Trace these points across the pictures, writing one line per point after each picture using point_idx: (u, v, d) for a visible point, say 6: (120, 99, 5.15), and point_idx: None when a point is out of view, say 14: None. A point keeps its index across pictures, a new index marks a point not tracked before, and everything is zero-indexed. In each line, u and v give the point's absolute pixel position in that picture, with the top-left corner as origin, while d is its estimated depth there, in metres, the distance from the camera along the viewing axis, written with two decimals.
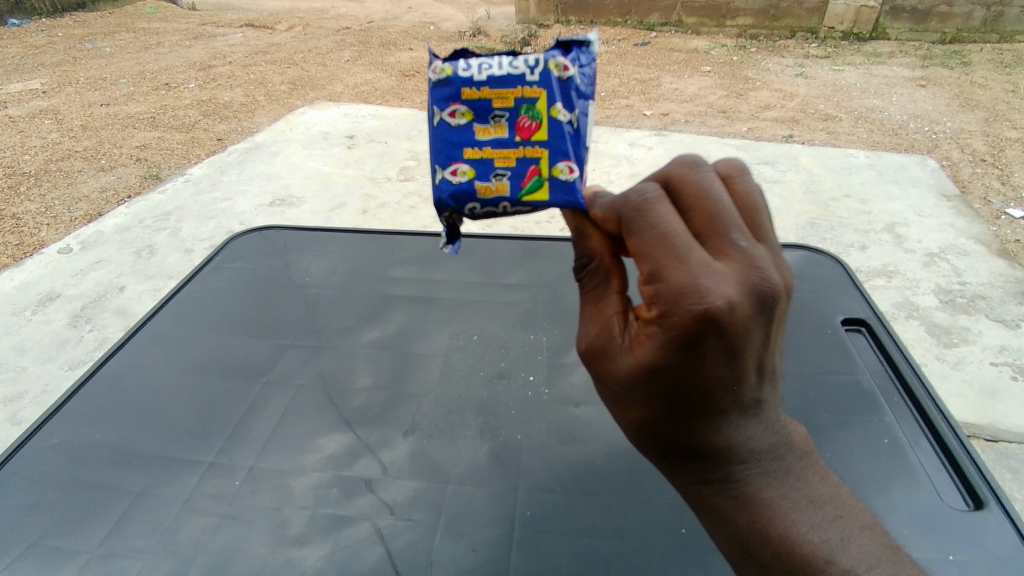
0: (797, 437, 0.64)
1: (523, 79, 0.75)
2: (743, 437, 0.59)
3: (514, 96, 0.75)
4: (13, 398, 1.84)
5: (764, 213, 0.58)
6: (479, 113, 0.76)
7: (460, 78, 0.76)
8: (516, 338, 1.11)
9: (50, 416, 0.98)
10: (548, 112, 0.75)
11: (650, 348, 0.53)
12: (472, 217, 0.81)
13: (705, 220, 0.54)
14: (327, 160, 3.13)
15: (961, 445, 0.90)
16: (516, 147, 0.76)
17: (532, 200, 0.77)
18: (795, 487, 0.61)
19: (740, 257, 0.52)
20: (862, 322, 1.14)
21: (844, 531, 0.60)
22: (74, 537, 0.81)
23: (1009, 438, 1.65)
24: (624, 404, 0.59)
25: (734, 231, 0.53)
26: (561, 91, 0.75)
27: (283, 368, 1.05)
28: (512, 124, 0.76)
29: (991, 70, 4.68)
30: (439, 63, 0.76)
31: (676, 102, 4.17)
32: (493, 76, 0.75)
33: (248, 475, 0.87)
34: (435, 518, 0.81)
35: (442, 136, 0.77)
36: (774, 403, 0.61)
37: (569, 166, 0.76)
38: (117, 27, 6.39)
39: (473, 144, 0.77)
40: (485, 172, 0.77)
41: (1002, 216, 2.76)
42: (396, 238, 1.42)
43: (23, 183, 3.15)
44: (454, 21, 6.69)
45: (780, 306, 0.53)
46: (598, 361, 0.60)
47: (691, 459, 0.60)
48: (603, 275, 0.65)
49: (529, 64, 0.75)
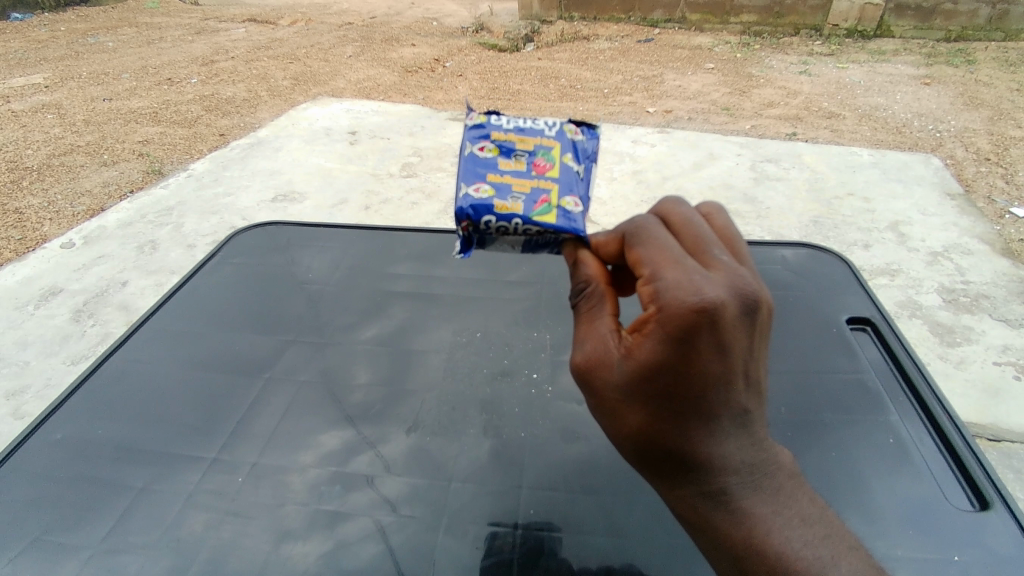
0: (786, 458, 0.64)
1: (543, 132, 0.85)
2: (735, 449, 0.59)
3: (534, 143, 0.84)
4: (15, 393, 1.84)
5: (741, 243, 0.63)
6: (504, 151, 0.83)
7: (494, 124, 0.84)
8: (519, 335, 1.10)
9: (50, 412, 0.98)
10: (560, 159, 0.83)
11: (648, 346, 0.54)
12: (491, 239, 0.80)
13: (691, 241, 0.59)
14: (330, 156, 3.12)
15: (967, 445, 0.89)
16: (531, 179, 0.80)
17: (543, 221, 0.77)
18: (787, 505, 0.61)
19: (725, 267, 0.55)
20: (867, 321, 1.13)
21: (835, 549, 0.59)
22: (76, 532, 0.81)
23: (1012, 439, 1.64)
24: (620, 412, 0.59)
25: (716, 249, 0.57)
26: (572, 148, 0.85)
27: (286, 365, 1.05)
28: (529, 162, 0.82)
29: (995, 68, 4.65)
30: (475, 112, 0.85)
31: (679, 99, 4.15)
32: (519, 127, 0.85)
33: (249, 471, 0.87)
34: (437, 517, 0.80)
35: (467, 163, 0.82)
36: (763, 418, 0.61)
37: (576, 201, 0.79)
38: (120, 22, 6.36)
39: (494, 171, 0.81)
40: (503, 192, 0.78)
41: (1005, 216, 2.74)
42: (397, 235, 1.41)
43: (25, 178, 3.15)
44: (456, 17, 6.66)
45: (764, 316, 0.56)
46: (594, 373, 0.60)
47: (683, 469, 0.60)
48: (597, 299, 0.66)
49: (547, 124, 0.86)
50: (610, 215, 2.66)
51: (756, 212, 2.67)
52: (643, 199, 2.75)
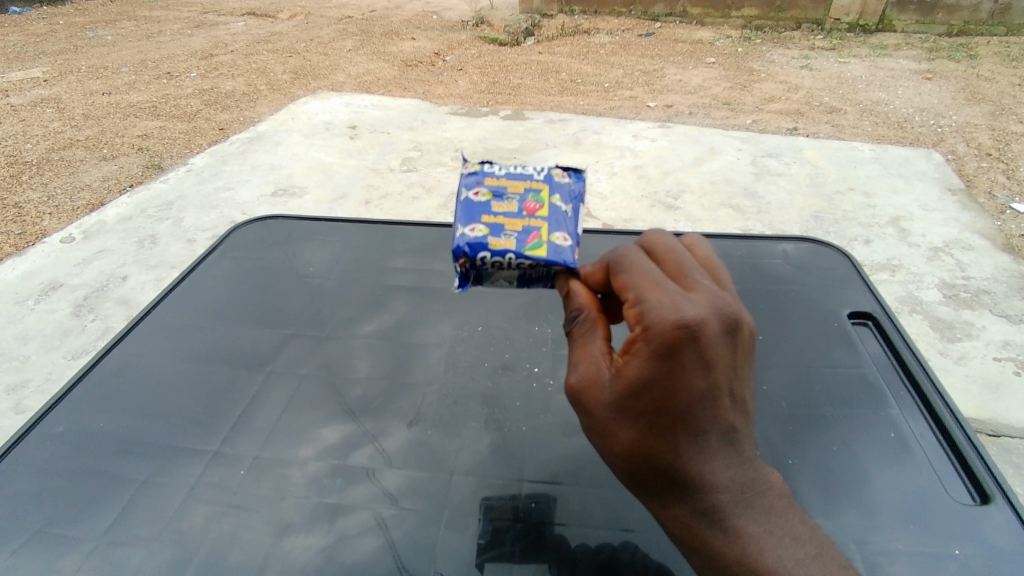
0: (777, 478, 0.61)
1: (532, 178, 0.86)
2: (723, 467, 0.57)
3: (524, 188, 0.84)
4: (16, 387, 1.85)
5: (722, 269, 0.66)
6: (496, 195, 0.82)
7: (487, 173, 0.85)
8: (520, 329, 1.10)
9: (52, 406, 0.97)
10: (549, 201, 0.82)
11: (636, 363, 0.55)
12: (487, 274, 0.77)
13: (673, 267, 0.62)
14: (330, 151, 3.11)
15: (968, 440, 0.89)
16: (522, 218, 0.79)
17: (535, 255, 0.75)
18: (778, 524, 0.58)
19: (706, 290, 0.58)
20: (868, 315, 1.13)
21: (827, 567, 0.56)
22: (78, 525, 0.81)
23: (1012, 433, 1.65)
24: (612, 431, 0.59)
25: (697, 274, 0.60)
26: (561, 191, 0.85)
27: (287, 359, 1.05)
28: (520, 204, 0.81)
29: (997, 63, 4.64)
30: (469, 163, 0.87)
31: (680, 94, 4.14)
32: (509, 174, 0.86)
33: (251, 465, 0.87)
34: (438, 511, 0.80)
35: (462, 206, 0.81)
36: (749, 435, 0.59)
37: (565, 237, 0.78)
38: (119, 15, 6.34)
39: (487, 212, 0.80)
40: (496, 231, 0.77)
41: (1007, 211, 2.73)
42: (398, 228, 1.41)
43: (25, 172, 3.14)
44: (456, 10, 6.64)
45: (745, 336, 0.58)
46: (587, 394, 0.61)
47: (674, 486, 0.59)
48: (589, 325, 0.68)
49: (535, 170, 0.87)
50: (610, 209, 2.65)
51: (757, 207, 2.67)
52: (643, 195, 2.75)
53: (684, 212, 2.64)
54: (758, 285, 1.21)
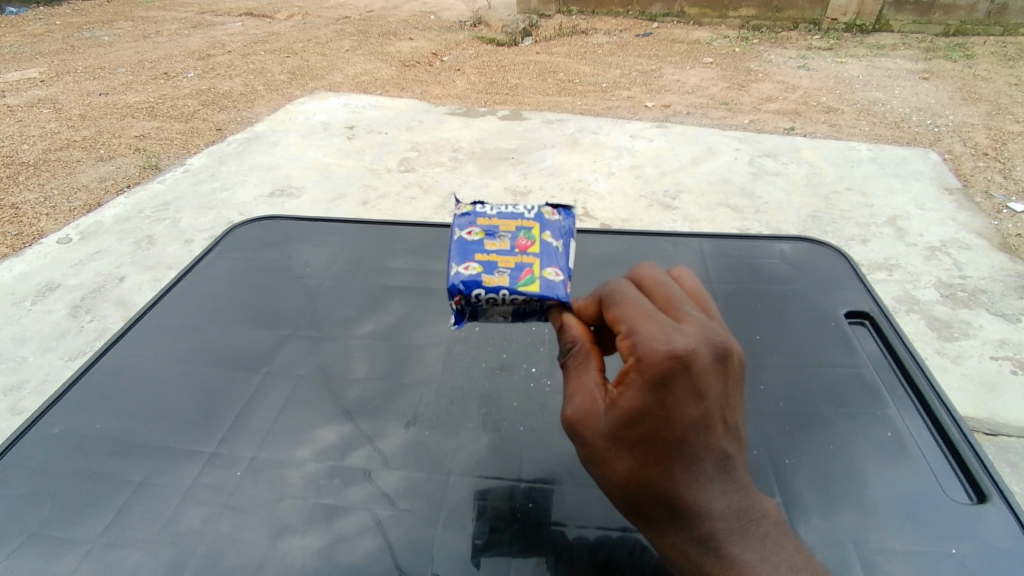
0: (772, 504, 0.61)
1: (522, 216, 0.87)
2: (718, 494, 0.57)
3: (515, 226, 0.85)
4: (13, 389, 1.84)
5: (710, 300, 0.67)
6: (488, 233, 0.83)
7: (479, 213, 0.87)
8: (518, 330, 1.10)
9: (48, 408, 0.97)
10: (540, 237, 0.83)
11: (630, 394, 0.55)
12: (482, 310, 0.78)
13: (662, 299, 0.62)
14: (328, 151, 3.11)
15: (964, 438, 0.89)
16: (514, 255, 0.80)
17: (528, 291, 0.76)
18: (775, 552, 0.57)
19: (696, 321, 0.59)
20: (865, 315, 1.13)
21: None
22: (73, 528, 0.81)
23: (1009, 432, 1.65)
24: (608, 461, 0.59)
25: (687, 305, 0.61)
26: (552, 226, 0.86)
27: (284, 360, 1.05)
28: (512, 242, 0.82)
29: (993, 63, 4.65)
30: (461, 204, 0.89)
31: (677, 94, 4.14)
32: (501, 213, 0.87)
33: (248, 466, 0.87)
34: (436, 512, 0.80)
35: (455, 246, 0.82)
36: (743, 461, 0.59)
37: (557, 271, 0.79)
38: (116, 16, 6.33)
39: (480, 251, 0.81)
40: (490, 268, 0.78)
41: (1004, 210, 2.74)
42: (396, 229, 1.40)
43: (22, 173, 3.13)
44: (454, 10, 6.64)
45: (736, 364, 0.58)
46: (583, 425, 0.60)
47: (671, 514, 0.58)
48: (582, 356, 0.68)
49: (526, 208, 0.88)
50: (608, 209, 2.65)
51: (754, 207, 2.67)
52: (641, 195, 2.75)
53: (682, 212, 2.65)
54: (755, 284, 1.21)
